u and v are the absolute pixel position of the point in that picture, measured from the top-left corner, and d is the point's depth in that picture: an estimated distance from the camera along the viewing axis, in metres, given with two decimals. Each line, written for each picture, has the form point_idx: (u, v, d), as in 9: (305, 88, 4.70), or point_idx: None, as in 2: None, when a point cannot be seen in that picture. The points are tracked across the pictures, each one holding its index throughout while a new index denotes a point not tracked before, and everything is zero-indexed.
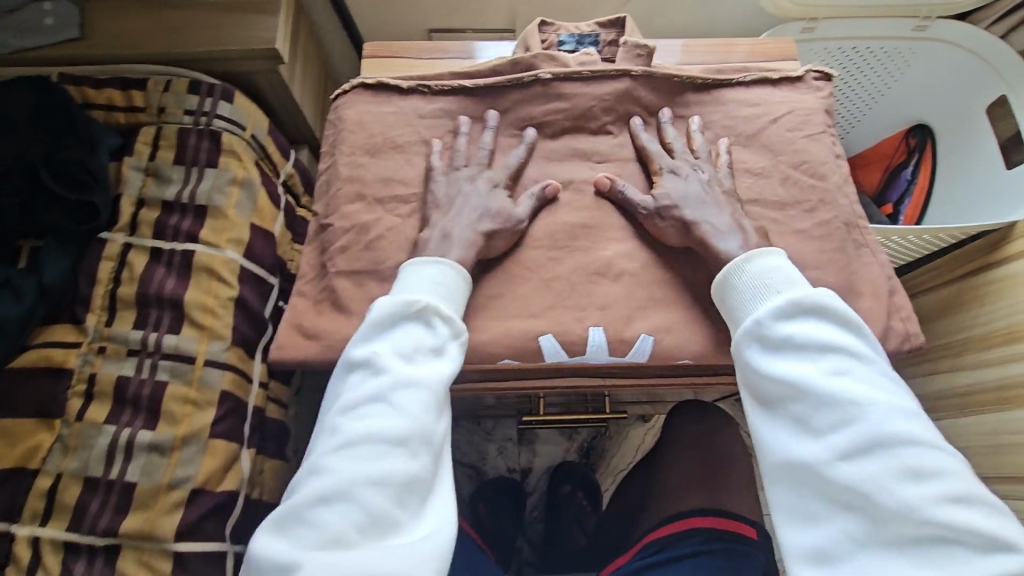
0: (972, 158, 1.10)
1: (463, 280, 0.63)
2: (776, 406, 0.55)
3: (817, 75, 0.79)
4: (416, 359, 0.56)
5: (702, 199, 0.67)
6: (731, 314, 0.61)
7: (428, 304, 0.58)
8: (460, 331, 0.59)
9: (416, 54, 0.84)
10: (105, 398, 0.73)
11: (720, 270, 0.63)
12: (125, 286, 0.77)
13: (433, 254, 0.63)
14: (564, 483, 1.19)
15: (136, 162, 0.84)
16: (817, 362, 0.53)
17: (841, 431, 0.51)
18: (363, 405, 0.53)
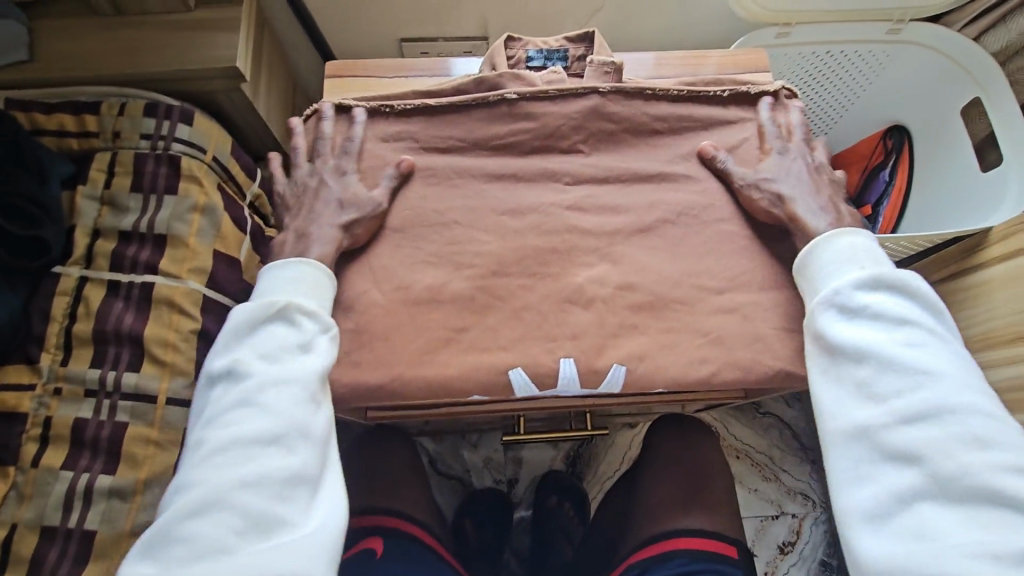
0: (947, 161, 1.10)
1: (327, 278, 0.64)
2: (843, 369, 0.58)
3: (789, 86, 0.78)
4: (283, 359, 0.58)
5: (803, 179, 0.69)
6: (808, 282, 0.63)
7: (291, 303, 0.60)
8: (329, 325, 0.61)
9: (380, 72, 0.82)
10: (61, 442, 0.70)
11: (806, 244, 0.64)
12: (81, 322, 0.74)
13: (292, 257, 0.64)
14: (551, 495, 1.16)
15: (90, 192, 0.80)
16: (894, 333, 0.57)
17: (904, 396, 0.55)
18: (234, 411, 0.56)
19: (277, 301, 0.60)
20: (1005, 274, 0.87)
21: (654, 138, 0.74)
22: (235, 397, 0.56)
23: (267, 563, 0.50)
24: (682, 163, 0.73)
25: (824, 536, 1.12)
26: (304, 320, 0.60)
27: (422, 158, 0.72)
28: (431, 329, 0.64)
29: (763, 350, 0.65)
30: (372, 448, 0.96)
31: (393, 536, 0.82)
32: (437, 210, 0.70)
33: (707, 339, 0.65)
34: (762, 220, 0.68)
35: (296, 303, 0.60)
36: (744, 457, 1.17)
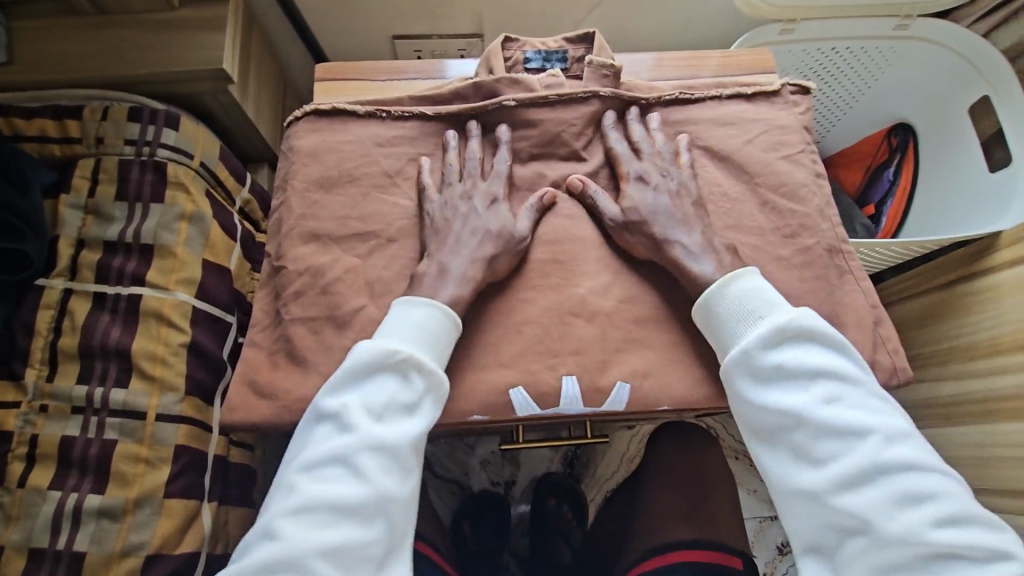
0: (954, 160, 1.07)
1: (453, 327, 0.60)
2: (776, 436, 0.56)
3: (794, 89, 0.77)
4: (388, 417, 0.55)
5: (671, 211, 0.65)
6: (714, 338, 0.61)
7: (409, 357, 0.56)
8: (442, 385, 0.57)
9: (372, 75, 0.79)
10: (48, 461, 0.68)
11: (699, 294, 0.61)
12: (67, 336, 0.72)
13: (427, 295, 0.60)
14: (550, 496, 1.14)
15: (73, 200, 0.78)
16: (810, 390, 0.55)
17: (841, 458, 0.53)
18: (325, 466, 0.54)
19: (399, 349, 0.57)
20: (1015, 280, 0.87)
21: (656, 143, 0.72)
22: (331, 450, 0.54)
23: None
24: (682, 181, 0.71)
25: None
26: (417, 376, 0.57)
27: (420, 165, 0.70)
28: None
29: None
30: None
31: None
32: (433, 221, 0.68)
33: (711, 355, 0.63)
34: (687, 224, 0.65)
35: (415, 358, 0.56)
36: (741, 457, 1.16)
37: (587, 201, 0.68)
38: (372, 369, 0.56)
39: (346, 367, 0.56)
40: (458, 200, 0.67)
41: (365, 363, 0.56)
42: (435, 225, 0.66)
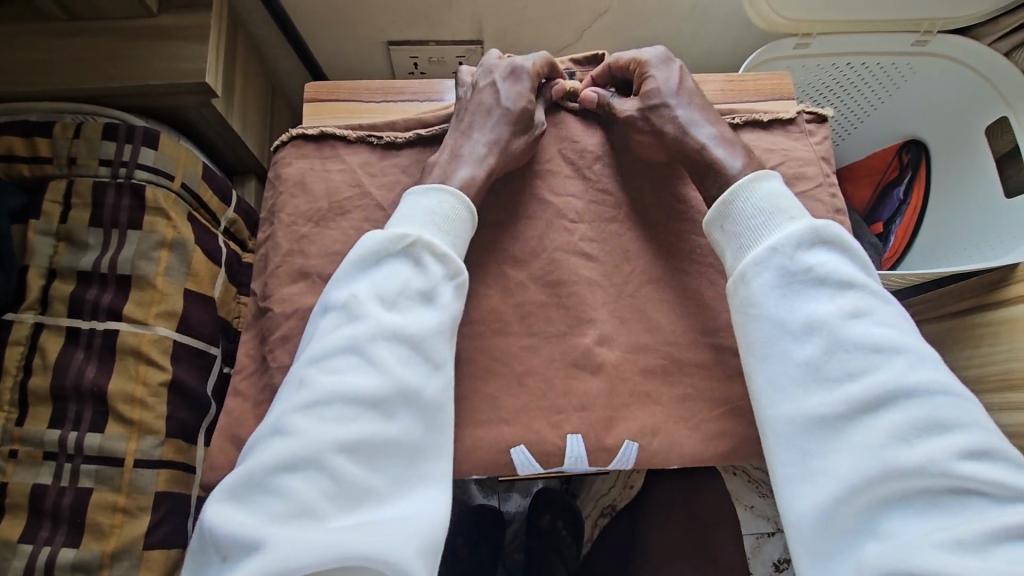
0: (968, 182, 1.04)
1: (467, 214, 0.58)
2: (786, 349, 0.52)
3: (810, 117, 0.72)
4: (402, 305, 0.53)
5: (684, 99, 0.64)
6: (731, 241, 0.58)
7: (420, 240, 0.54)
8: (460, 273, 0.55)
9: (366, 95, 0.73)
10: (19, 512, 0.64)
11: (723, 192, 0.59)
12: (38, 376, 0.67)
13: (435, 183, 0.59)
14: (545, 513, 1.12)
15: (44, 226, 0.72)
16: (835, 303, 0.51)
17: (858, 377, 0.49)
18: (340, 355, 0.50)
19: (409, 234, 0.55)
20: None
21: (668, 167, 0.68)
22: (343, 337, 0.51)
23: (347, 534, 0.44)
24: None
25: None
26: (433, 262, 0.55)
27: None
28: None
29: None
30: None
31: None
32: None
33: (725, 411, 0.59)
34: (700, 117, 0.63)
35: (430, 241, 0.55)
36: None
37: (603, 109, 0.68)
38: (385, 254, 0.54)
39: (356, 253, 0.54)
40: (482, 76, 0.66)
41: (382, 245, 0.54)
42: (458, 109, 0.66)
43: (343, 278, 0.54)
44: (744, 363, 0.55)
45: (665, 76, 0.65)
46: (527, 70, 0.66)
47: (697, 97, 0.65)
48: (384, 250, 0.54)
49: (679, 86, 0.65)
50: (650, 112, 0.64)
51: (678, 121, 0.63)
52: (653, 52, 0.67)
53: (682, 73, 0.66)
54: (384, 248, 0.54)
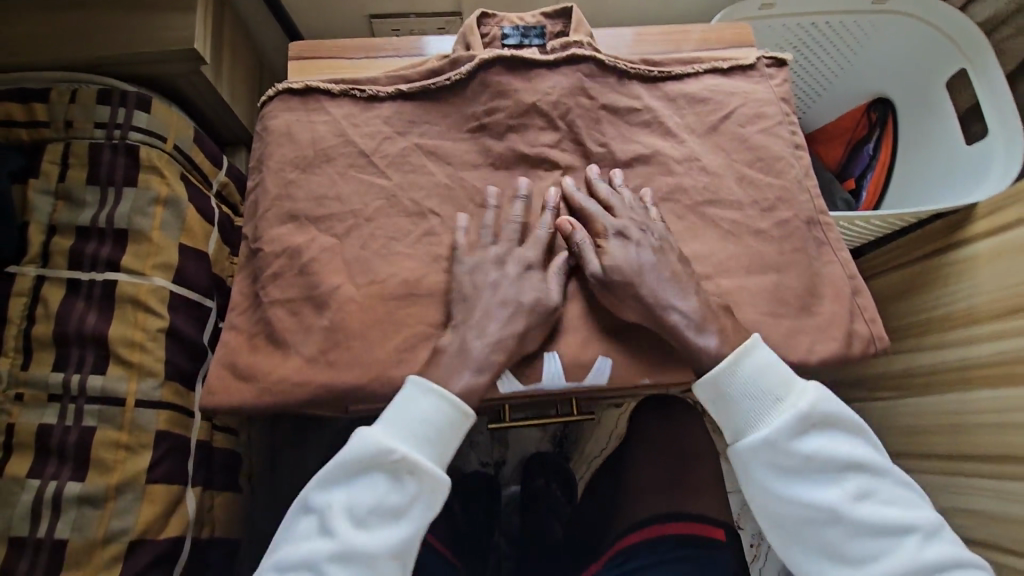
0: (933, 133, 1.08)
1: (460, 420, 0.57)
2: (810, 546, 0.59)
3: (770, 61, 0.76)
4: (372, 523, 0.55)
5: (656, 274, 0.61)
6: (724, 420, 0.61)
7: (403, 460, 0.55)
8: (443, 487, 0.56)
9: (347, 51, 0.77)
10: (26, 450, 0.67)
11: (705, 372, 0.60)
12: (41, 324, 0.71)
13: (439, 386, 0.57)
14: (539, 476, 1.19)
15: (43, 185, 0.76)
16: (839, 485, 0.58)
17: (873, 557, 0.57)
18: (306, 570, 0.54)
19: (394, 449, 0.55)
20: (995, 249, 0.89)
21: (632, 115, 0.71)
22: (314, 550, 0.54)
23: None
24: (655, 101, 0.72)
25: None
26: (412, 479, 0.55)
27: (395, 143, 0.69)
28: (410, 323, 0.63)
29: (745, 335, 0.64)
30: None
31: None
32: (412, 199, 0.68)
33: None
34: (671, 291, 0.60)
35: (413, 459, 0.55)
36: None
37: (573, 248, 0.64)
38: (370, 462, 0.55)
39: (340, 457, 0.56)
40: (485, 267, 0.62)
41: (364, 455, 0.55)
42: (462, 297, 0.61)
43: (324, 481, 0.56)
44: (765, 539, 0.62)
45: (635, 249, 0.62)
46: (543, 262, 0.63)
47: (666, 267, 0.62)
48: (368, 461, 0.55)
49: (643, 259, 0.61)
50: (620, 293, 0.61)
51: (646, 300, 0.60)
52: (615, 221, 0.63)
53: (646, 252, 0.62)
54: (369, 461, 0.55)
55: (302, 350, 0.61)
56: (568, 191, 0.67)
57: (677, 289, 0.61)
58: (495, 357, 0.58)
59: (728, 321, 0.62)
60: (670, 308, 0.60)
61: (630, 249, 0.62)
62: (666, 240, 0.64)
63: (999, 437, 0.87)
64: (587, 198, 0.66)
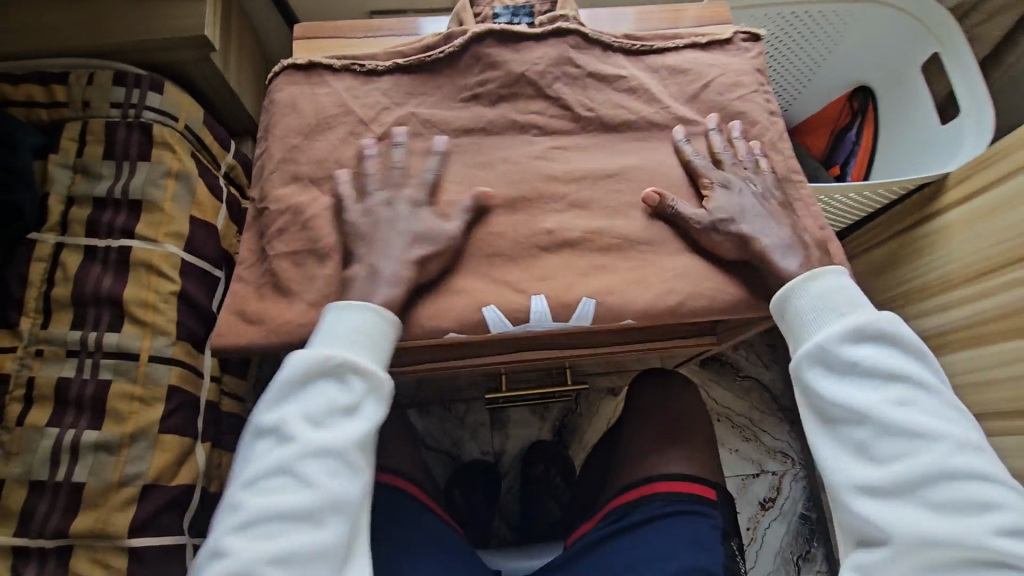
0: (908, 116, 1.14)
1: (388, 324, 0.62)
2: (843, 442, 0.60)
3: (745, 36, 0.82)
4: (328, 422, 0.59)
5: (757, 212, 0.68)
6: (787, 328, 0.65)
7: (345, 362, 0.59)
8: (385, 385, 0.61)
9: (349, 32, 0.83)
10: (46, 402, 0.72)
11: (778, 288, 0.65)
12: (59, 286, 0.75)
13: (360, 299, 0.62)
14: (539, 462, 1.24)
15: (62, 160, 0.81)
16: (884, 392, 0.59)
17: (904, 459, 0.57)
18: (272, 478, 0.57)
19: (334, 356, 0.60)
20: (965, 217, 0.91)
21: (618, 82, 0.77)
22: (275, 459, 0.58)
23: None
24: (638, 70, 0.78)
25: (804, 491, 1.37)
26: (358, 380, 0.60)
27: (394, 112, 0.75)
28: None
29: (722, 281, 0.68)
30: None
31: (381, 491, 0.84)
32: (410, 163, 0.73)
33: (672, 274, 0.68)
34: (766, 225, 0.67)
35: (353, 363, 0.60)
36: (727, 420, 1.40)
37: (667, 213, 0.70)
38: (316, 373, 0.60)
39: (282, 374, 0.60)
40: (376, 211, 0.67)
41: (310, 366, 0.59)
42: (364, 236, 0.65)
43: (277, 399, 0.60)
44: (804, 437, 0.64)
45: (738, 194, 0.69)
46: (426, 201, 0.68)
47: (758, 207, 0.69)
48: (311, 370, 0.60)
49: (744, 201, 0.69)
50: (717, 228, 0.67)
51: (740, 233, 0.66)
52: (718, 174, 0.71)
53: (748, 196, 0.69)
54: (313, 370, 0.59)
55: (306, 297, 0.66)
56: (678, 143, 0.74)
57: (768, 222, 0.68)
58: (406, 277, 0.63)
59: (815, 252, 0.68)
60: (762, 235, 0.66)
61: (728, 192, 0.69)
62: (773, 188, 0.72)
63: (981, 396, 0.90)
64: (693, 152, 0.73)
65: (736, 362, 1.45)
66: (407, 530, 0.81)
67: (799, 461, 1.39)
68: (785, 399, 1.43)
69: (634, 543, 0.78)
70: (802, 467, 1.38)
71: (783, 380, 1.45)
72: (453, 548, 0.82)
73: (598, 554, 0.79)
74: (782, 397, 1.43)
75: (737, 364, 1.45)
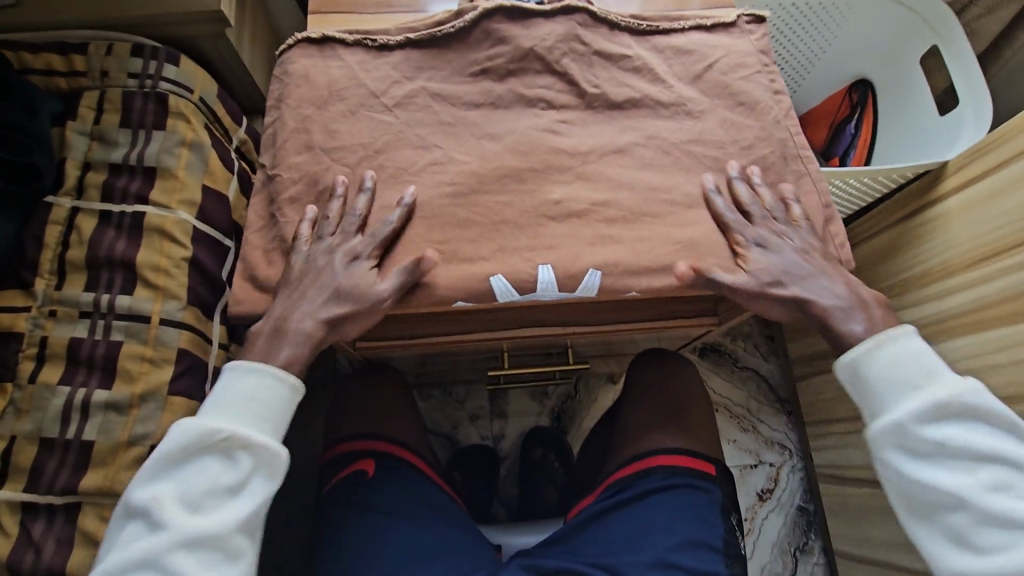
0: (905, 107, 1.14)
1: (286, 392, 0.66)
2: (940, 527, 0.65)
3: (750, 19, 0.83)
4: (208, 505, 0.62)
5: (804, 272, 0.69)
6: (863, 402, 0.69)
7: (233, 439, 0.63)
8: (280, 456, 0.65)
9: (361, 8, 0.84)
10: (58, 360, 0.73)
11: (846, 350, 0.68)
12: (74, 249, 0.77)
13: (259, 364, 0.65)
14: (537, 447, 1.25)
15: (80, 127, 0.82)
16: (975, 474, 0.64)
17: (1004, 548, 0.62)
18: (144, 565, 0.60)
19: (222, 431, 0.63)
20: (963, 204, 0.92)
21: (624, 61, 0.77)
22: (150, 545, 0.60)
23: None
24: (645, 50, 0.79)
25: (801, 482, 1.38)
26: (247, 454, 0.63)
27: (403, 86, 0.76)
28: (415, 242, 0.69)
29: (722, 256, 0.70)
30: (365, 383, 0.95)
31: (385, 458, 0.85)
32: (418, 134, 0.74)
33: (675, 247, 0.70)
34: (820, 286, 0.69)
35: (244, 435, 0.63)
36: (726, 411, 1.40)
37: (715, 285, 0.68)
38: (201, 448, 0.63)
39: (164, 454, 0.62)
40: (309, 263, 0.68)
41: (194, 442, 0.62)
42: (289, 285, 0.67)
43: (154, 476, 0.63)
44: (896, 518, 0.68)
45: (779, 254, 0.69)
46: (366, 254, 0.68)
47: (805, 264, 0.69)
48: (196, 448, 0.63)
49: (790, 262, 0.69)
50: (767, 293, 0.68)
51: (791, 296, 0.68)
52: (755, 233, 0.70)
53: (795, 253, 0.70)
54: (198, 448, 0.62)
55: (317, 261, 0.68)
56: (709, 197, 0.72)
57: (824, 280, 0.69)
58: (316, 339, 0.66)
59: (877, 310, 0.69)
60: (821, 298, 0.68)
61: (767, 254, 0.69)
62: (813, 235, 0.72)
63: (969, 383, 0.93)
64: (722, 208, 0.71)
65: (735, 354, 1.46)
66: (407, 496, 0.82)
67: (798, 453, 1.39)
68: (785, 390, 1.43)
69: (633, 517, 0.79)
70: (801, 459, 1.39)
71: (783, 372, 1.45)
72: (454, 519, 0.83)
73: (596, 529, 0.80)
74: (781, 388, 1.44)
75: (736, 356, 1.45)
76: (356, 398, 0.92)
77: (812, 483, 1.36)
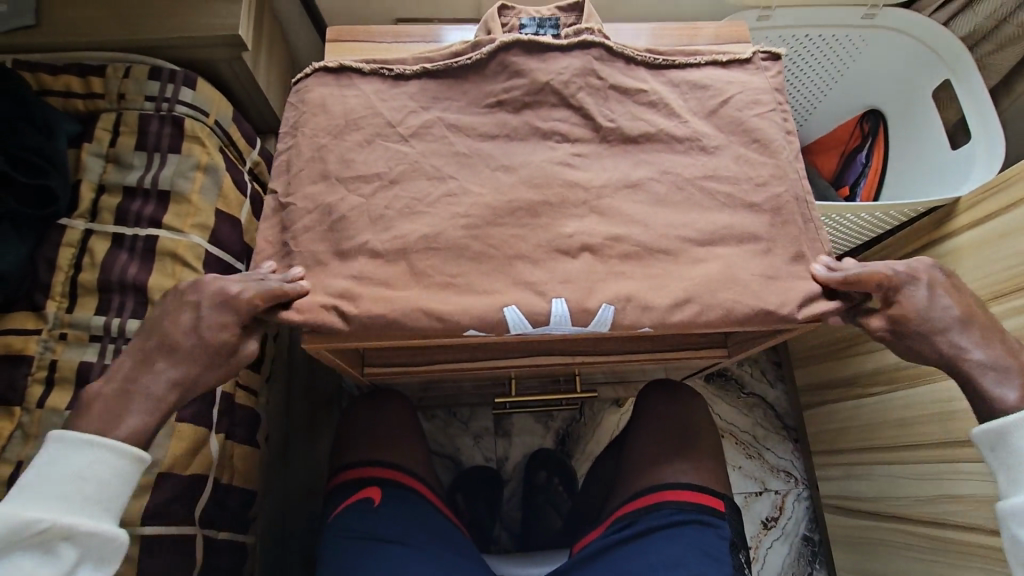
0: (915, 138, 1.15)
1: (131, 466, 0.56)
2: None
3: (764, 56, 0.83)
4: None
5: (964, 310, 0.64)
6: (1004, 473, 0.60)
7: (56, 530, 0.52)
8: (118, 540, 0.55)
9: (378, 37, 0.85)
10: (67, 384, 0.73)
11: (995, 417, 0.60)
12: (86, 272, 0.77)
13: (94, 436, 0.54)
14: (541, 469, 1.24)
15: (96, 149, 0.83)
16: None
17: None
18: None
19: (42, 521, 0.52)
20: (972, 243, 0.92)
21: (639, 96, 0.78)
22: None
23: None
24: (660, 86, 0.79)
25: (806, 511, 1.36)
26: (73, 545, 0.53)
27: (419, 116, 0.76)
28: (428, 273, 0.69)
29: (738, 293, 0.69)
30: (371, 409, 0.94)
31: (390, 487, 0.85)
32: (433, 165, 0.74)
33: (689, 284, 0.69)
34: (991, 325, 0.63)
35: (71, 525, 0.52)
36: (731, 437, 1.39)
37: None
38: (8, 543, 0.51)
39: None
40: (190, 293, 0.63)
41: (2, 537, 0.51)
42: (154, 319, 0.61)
43: None
44: None
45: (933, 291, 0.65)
46: (234, 294, 0.60)
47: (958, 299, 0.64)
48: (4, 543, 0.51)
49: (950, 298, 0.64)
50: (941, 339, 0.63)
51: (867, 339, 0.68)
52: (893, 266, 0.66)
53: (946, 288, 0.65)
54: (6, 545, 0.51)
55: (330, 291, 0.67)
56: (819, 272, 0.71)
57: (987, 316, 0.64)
58: (185, 389, 0.58)
59: None
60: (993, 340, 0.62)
61: (920, 294, 0.65)
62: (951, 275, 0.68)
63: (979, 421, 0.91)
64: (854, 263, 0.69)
65: (741, 379, 1.45)
66: (411, 527, 0.81)
67: (803, 481, 1.38)
68: (791, 417, 1.42)
69: (640, 552, 0.78)
70: (807, 487, 1.37)
71: (789, 399, 1.44)
72: (462, 550, 0.82)
73: (602, 564, 0.79)
74: (787, 415, 1.43)
75: (741, 381, 1.45)
76: (363, 425, 0.92)
77: (818, 513, 1.35)
